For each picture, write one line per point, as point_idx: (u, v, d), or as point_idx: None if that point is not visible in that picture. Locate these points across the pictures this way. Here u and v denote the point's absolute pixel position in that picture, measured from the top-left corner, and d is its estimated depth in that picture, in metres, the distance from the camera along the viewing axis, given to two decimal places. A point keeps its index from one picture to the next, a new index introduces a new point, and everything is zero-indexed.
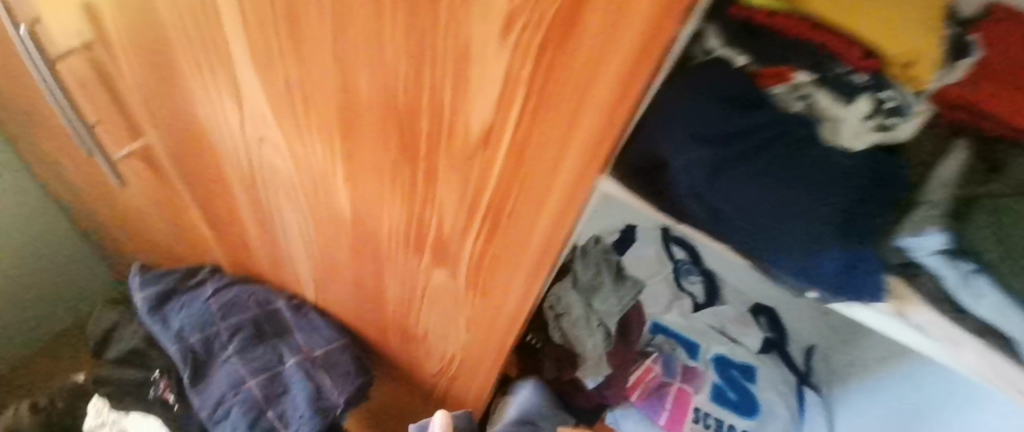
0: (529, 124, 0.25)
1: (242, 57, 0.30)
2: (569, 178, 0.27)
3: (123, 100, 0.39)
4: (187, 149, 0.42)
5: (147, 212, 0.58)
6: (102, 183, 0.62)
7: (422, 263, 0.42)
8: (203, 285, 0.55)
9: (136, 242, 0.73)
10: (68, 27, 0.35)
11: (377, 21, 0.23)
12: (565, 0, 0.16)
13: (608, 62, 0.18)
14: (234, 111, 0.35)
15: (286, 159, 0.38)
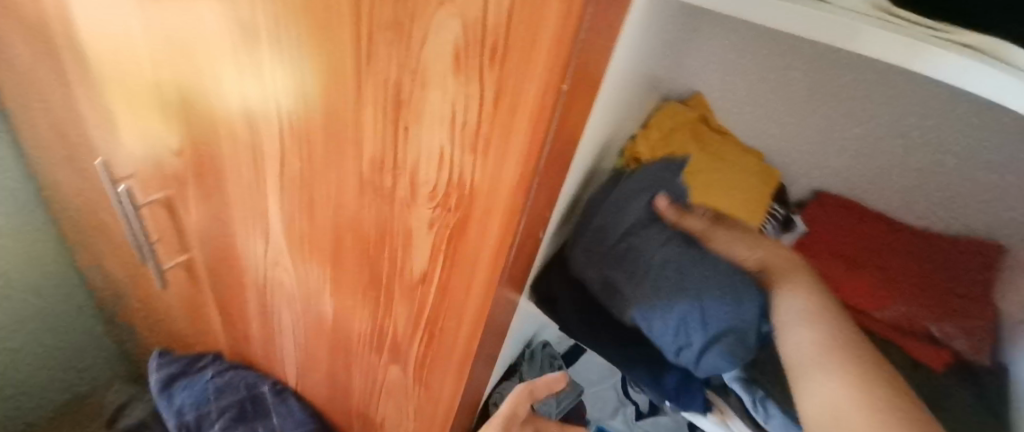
0: (448, 269, 0.40)
1: (275, 213, 0.47)
2: (475, 304, 0.41)
3: (184, 228, 0.56)
4: (221, 263, 0.57)
5: (171, 305, 0.72)
6: (136, 280, 0.77)
7: (381, 360, 0.54)
8: (207, 369, 0.69)
9: (151, 329, 0.85)
10: (160, 185, 0.53)
11: (364, 205, 0.41)
12: (465, 205, 0.34)
13: (488, 237, 0.35)
14: (261, 243, 0.51)
15: (291, 276, 0.53)
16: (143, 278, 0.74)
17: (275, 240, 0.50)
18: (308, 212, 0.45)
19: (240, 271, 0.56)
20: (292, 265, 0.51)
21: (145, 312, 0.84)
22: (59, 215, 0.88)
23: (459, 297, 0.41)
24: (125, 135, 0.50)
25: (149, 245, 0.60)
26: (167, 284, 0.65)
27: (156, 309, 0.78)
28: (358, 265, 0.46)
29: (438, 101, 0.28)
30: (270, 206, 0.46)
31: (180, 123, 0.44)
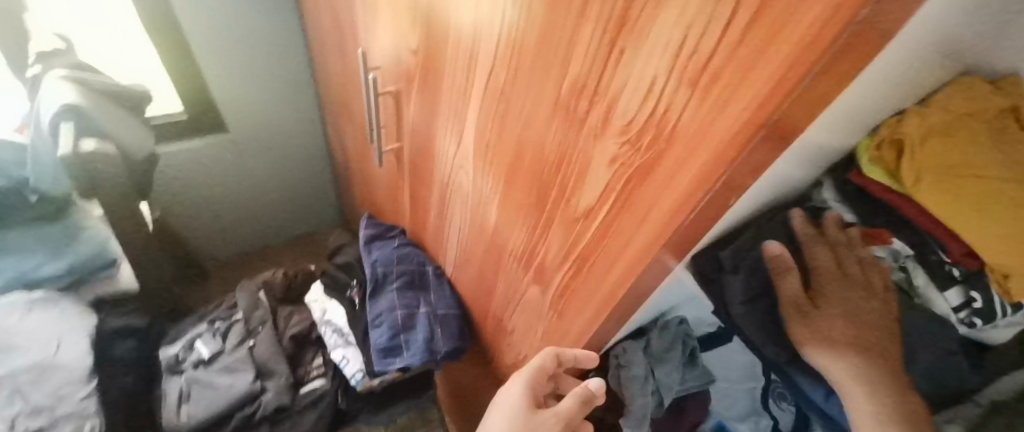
0: (616, 212, 0.38)
1: (472, 121, 0.51)
2: (630, 259, 0.38)
3: (403, 120, 0.67)
4: (421, 156, 0.67)
5: (381, 183, 0.89)
6: (363, 156, 0.97)
7: (525, 279, 0.58)
8: (394, 239, 0.84)
9: (365, 198, 1.09)
10: (395, 78, 0.62)
11: (551, 126, 0.41)
12: (657, 152, 0.30)
13: (670, 194, 0.31)
14: (453, 146, 0.57)
15: (470, 182, 0.58)
16: (367, 157, 0.93)
17: (466, 143, 0.55)
18: (499, 126, 0.47)
19: (433, 166, 0.65)
20: (474, 170, 0.56)
21: (364, 183, 1.06)
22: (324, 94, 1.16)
23: (619, 244, 0.39)
24: (379, 33, 0.60)
25: (377, 129, 0.74)
26: (381, 163, 0.80)
27: (372, 182, 0.99)
28: (529, 185, 0.48)
29: (672, 19, 0.24)
30: (470, 112, 0.51)
31: (419, 24, 0.50)
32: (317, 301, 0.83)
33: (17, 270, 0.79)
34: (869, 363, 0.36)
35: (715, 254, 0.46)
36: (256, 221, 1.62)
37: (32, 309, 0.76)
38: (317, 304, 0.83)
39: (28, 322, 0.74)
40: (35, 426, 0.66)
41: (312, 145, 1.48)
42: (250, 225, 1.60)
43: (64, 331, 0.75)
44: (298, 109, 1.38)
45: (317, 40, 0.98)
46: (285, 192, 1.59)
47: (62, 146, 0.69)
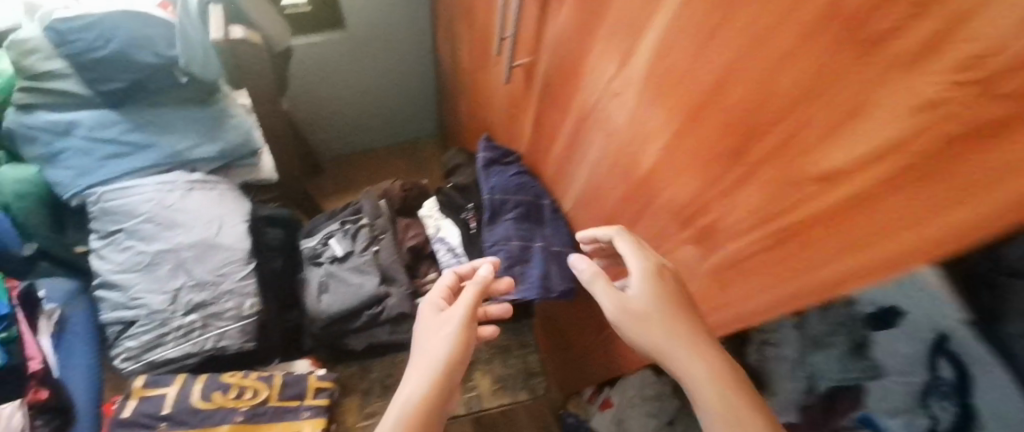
0: (855, 203, 0.24)
1: (655, 30, 0.39)
2: (849, 265, 0.25)
3: (546, 28, 0.56)
4: (563, 73, 0.57)
5: (503, 103, 0.82)
6: (484, 69, 0.89)
7: (678, 237, 0.47)
8: (510, 166, 0.78)
9: (480, 119, 1.04)
10: None
11: (790, 52, 0.26)
12: (969, 127, 0.16)
13: (966, 207, 0.17)
14: (614, 63, 0.47)
15: (625, 111, 0.48)
16: (491, 73, 0.86)
17: (637, 59, 0.43)
18: (700, 43, 0.35)
19: (575, 86, 0.55)
20: (637, 99, 0.45)
21: (479, 99, 1.00)
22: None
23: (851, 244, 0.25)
24: None
25: (511, 37, 0.64)
26: (509, 80, 0.72)
27: (489, 100, 0.92)
28: (725, 125, 0.35)
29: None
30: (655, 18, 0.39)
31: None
32: (431, 218, 0.81)
33: (174, 149, 0.80)
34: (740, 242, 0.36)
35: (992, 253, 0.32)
36: (365, 126, 1.65)
37: (193, 188, 0.80)
38: (431, 220, 0.81)
39: (191, 200, 0.78)
40: (202, 298, 0.73)
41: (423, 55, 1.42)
42: (358, 131, 1.65)
43: (224, 214, 0.79)
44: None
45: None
46: (393, 99, 1.58)
47: None
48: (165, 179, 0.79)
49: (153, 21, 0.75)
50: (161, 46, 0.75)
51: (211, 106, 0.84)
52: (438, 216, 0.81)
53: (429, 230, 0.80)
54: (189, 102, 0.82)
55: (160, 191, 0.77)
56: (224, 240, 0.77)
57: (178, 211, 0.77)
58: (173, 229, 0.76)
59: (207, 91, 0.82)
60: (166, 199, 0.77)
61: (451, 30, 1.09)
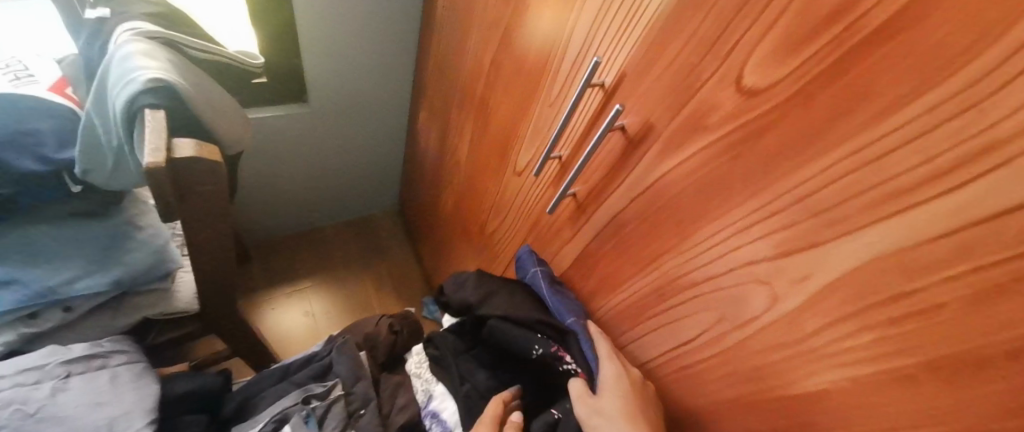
0: None
1: (860, 227, 0.27)
2: None
3: (626, 167, 0.45)
4: (646, 224, 0.45)
5: (526, 224, 0.69)
6: (496, 176, 0.76)
7: None
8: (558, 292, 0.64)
9: (481, 228, 0.89)
10: (646, 108, 0.41)
11: None
12: None
13: None
14: (751, 241, 0.35)
15: (762, 303, 0.35)
16: (506, 187, 0.73)
17: (818, 262, 0.30)
18: (955, 269, 0.23)
19: (667, 249, 0.43)
20: (800, 304, 0.33)
21: (480, 203, 0.86)
22: (439, 86, 0.94)
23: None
24: (648, 42, 0.39)
25: (568, 164, 0.52)
26: (552, 210, 0.58)
27: (500, 211, 0.78)
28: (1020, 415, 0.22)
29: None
30: (862, 214, 0.27)
31: (815, 49, 0.26)
32: (421, 378, 0.62)
33: (45, 285, 0.58)
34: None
35: None
36: (317, 205, 1.42)
37: (71, 376, 0.51)
38: (422, 383, 0.62)
39: (68, 399, 0.50)
40: None
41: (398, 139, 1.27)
42: (310, 212, 1.42)
43: (116, 415, 0.50)
44: (396, 93, 1.17)
45: (461, 20, 0.76)
46: (355, 179, 1.39)
47: (145, 151, 0.41)
48: (30, 370, 0.49)
49: (44, 111, 0.58)
50: (48, 146, 0.56)
51: (108, 221, 0.65)
52: (428, 374, 0.62)
53: (420, 399, 0.61)
54: (74, 220, 0.62)
55: (18, 393, 0.47)
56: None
57: (45, 420, 0.48)
58: None
59: (105, 204, 0.65)
60: (25, 404, 0.47)
61: (443, 121, 0.96)
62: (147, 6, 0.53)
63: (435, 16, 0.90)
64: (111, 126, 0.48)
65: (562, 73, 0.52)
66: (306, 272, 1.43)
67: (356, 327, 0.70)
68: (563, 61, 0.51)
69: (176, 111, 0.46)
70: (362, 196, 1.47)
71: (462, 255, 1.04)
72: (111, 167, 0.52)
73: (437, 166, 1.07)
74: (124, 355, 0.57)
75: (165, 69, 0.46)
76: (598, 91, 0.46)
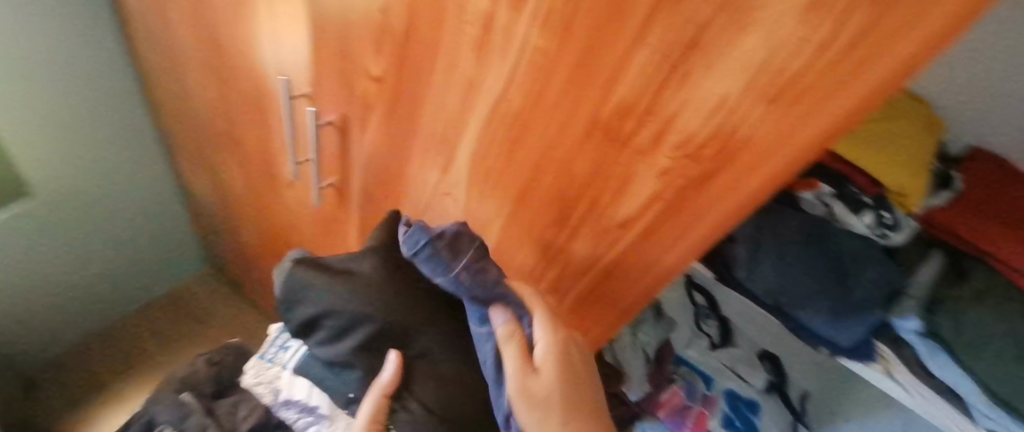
0: (667, 214, 0.39)
1: (467, 146, 0.46)
2: (687, 244, 0.41)
3: (348, 151, 0.58)
4: (378, 187, 0.59)
5: (308, 222, 0.78)
6: (271, 193, 0.82)
7: (540, 286, 0.58)
8: None
9: (280, 244, 0.93)
10: (336, 105, 0.54)
11: (572, 136, 0.39)
12: (729, 155, 0.31)
13: (744, 183, 0.32)
14: (437, 174, 0.52)
15: (460, 208, 0.54)
16: (282, 198, 0.80)
17: (462, 172, 0.49)
18: (505, 150, 0.44)
19: (400, 199, 0.58)
20: (470, 200, 0.52)
21: (275, 225, 0.89)
22: (183, 128, 0.92)
23: (662, 240, 0.42)
24: (313, 57, 0.51)
25: (311, 163, 0.63)
26: (317, 203, 0.69)
27: (288, 221, 0.84)
28: (554, 205, 0.46)
29: (755, 45, 0.23)
30: (464, 140, 0.46)
31: (389, 46, 0.43)
32: (263, 382, 0.66)
33: None
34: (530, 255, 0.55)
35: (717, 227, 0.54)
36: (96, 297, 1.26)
37: None
38: (265, 387, 0.66)
39: None
40: None
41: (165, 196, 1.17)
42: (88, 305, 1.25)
43: None
44: (129, 152, 1.08)
45: (173, 61, 0.77)
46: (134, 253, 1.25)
47: None
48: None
49: None
50: None
51: None
52: (270, 375, 0.66)
53: (267, 400, 0.65)
54: None
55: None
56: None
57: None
58: None
59: None
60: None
61: (203, 160, 0.95)
62: None
63: (145, 60, 0.87)
64: None
65: (275, 91, 0.61)
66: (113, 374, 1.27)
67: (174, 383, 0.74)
68: (270, 81, 0.61)
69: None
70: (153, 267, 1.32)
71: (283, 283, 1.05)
72: None
73: (218, 205, 1.05)
74: None
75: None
76: (303, 99, 0.58)
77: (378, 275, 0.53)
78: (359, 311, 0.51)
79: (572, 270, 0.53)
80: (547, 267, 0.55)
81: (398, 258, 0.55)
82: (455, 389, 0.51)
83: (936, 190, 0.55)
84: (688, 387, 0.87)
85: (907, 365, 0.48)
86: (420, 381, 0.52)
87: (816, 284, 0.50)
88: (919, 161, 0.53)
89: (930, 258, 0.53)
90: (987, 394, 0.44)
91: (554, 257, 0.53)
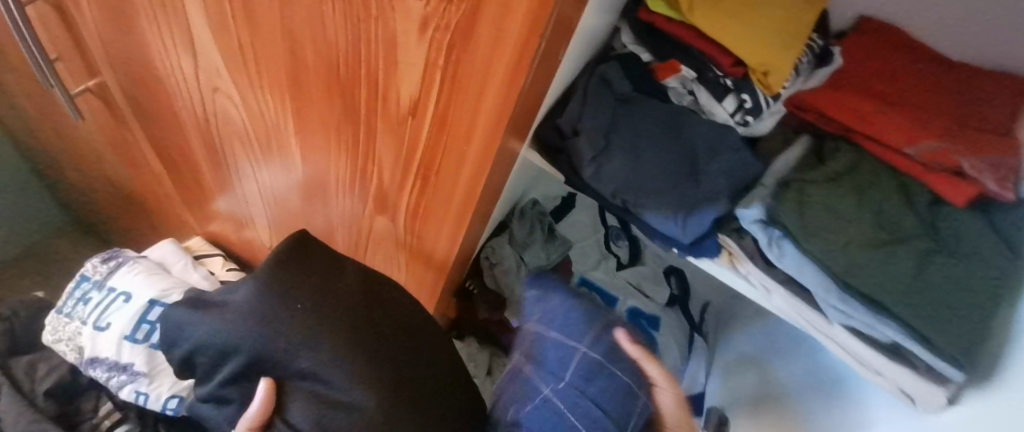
0: (448, 93, 0.31)
1: (198, 15, 0.34)
2: (483, 138, 0.33)
3: (81, 40, 0.43)
4: (143, 89, 0.46)
5: (102, 147, 0.62)
6: (57, 116, 0.65)
7: (366, 211, 0.49)
8: (117, 268, 0.59)
9: (99, 178, 0.77)
10: None
11: None
12: None
13: (507, 35, 0.24)
14: (191, 64, 0.39)
15: (241, 110, 0.42)
16: (66, 119, 0.63)
17: (213, 57, 0.37)
18: (242, 17, 0.32)
19: (173, 104, 0.45)
20: (243, 95, 0.40)
21: (85, 157, 0.72)
22: None
23: (463, 131, 0.33)
24: None
25: (49, 62, 0.47)
26: (81, 117, 0.53)
27: (90, 150, 0.68)
28: (333, 95, 0.36)
29: None
30: (189, 5, 0.33)
31: None
32: (63, 339, 0.57)
33: None
34: (340, 173, 0.45)
35: (559, 122, 0.44)
36: None
37: None
38: (67, 344, 0.56)
39: None
40: None
41: None
42: None
43: None
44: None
45: None
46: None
47: None
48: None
49: None
50: None
51: None
52: (71, 330, 0.57)
53: (72, 358, 0.56)
54: None
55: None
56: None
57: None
58: None
59: None
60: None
61: None
62: None
63: None
64: None
65: None
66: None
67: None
68: None
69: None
70: None
71: (128, 229, 0.90)
72: None
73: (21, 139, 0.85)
74: None
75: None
76: None
77: (250, 293, 0.37)
78: (225, 343, 0.36)
79: (387, 188, 0.44)
80: (363, 186, 0.45)
81: (295, 273, 0.39)
82: (343, 426, 0.33)
83: (816, 65, 0.50)
84: None
85: (751, 259, 0.43)
86: (296, 401, 0.35)
87: (663, 176, 0.43)
88: (795, 24, 0.44)
89: (795, 142, 0.49)
90: (830, 279, 0.39)
91: (363, 172, 0.43)
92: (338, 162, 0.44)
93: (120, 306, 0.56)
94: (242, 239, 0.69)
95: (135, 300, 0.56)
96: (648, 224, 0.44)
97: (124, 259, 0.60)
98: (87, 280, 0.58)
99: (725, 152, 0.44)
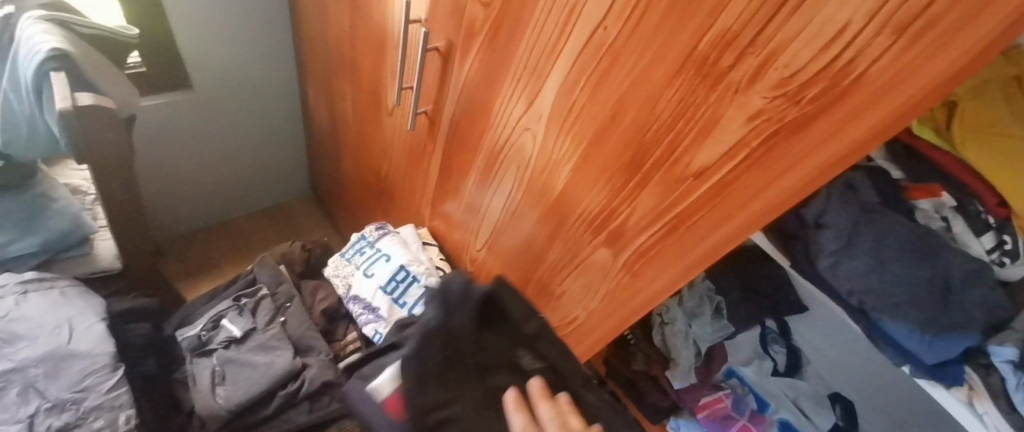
0: (743, 169, 0.37)
1: (558, 77, 0.49)
2: (755, 213, 0.38)
3: (451, 79, 0.65)
4: (469, 116, 0.65)
5: (398, 147, 0.87)
6: (375, 123, 0.91)
7: (594, 242, 0.58)
8: (383, 237, 0.80)
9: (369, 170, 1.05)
10: (447, 33, 0.61)
11: (661, 71, 0.39)
12: (829, 98, 0.29)
13: (839, 137, 0.30)
14: (523, 107, 0.56)
15: (536, 144, 0.57)
16: (379, 126, 0.90)
17: (544, 103, 0.53)
18: (591, 85, 0.46)
19: (486, 129, 0.63)
20: (547, 133, 0.55)
21: (371, 154, 0.99)
22: (315, 54, 1.06)
23: (743, 200, 0.39)
24: None
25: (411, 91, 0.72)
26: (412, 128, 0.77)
27: (381, 148, 0.93)
28: (626, 146, 0.46)
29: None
30: (555, 70, 0.49)
31: None
32: (340, 276, 0.81)
33: None
34: (592, 206, 0.55)
35: (803, 212, 0.53)
36: (223, 185, 1.42)
37: (28, 292, 0.75)
38: (340, 280, 0.81)
39: (28, 307, 0.73)
40: (64, 421, 0.66)
41: (289, 117, 1.39)
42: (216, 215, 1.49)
43: (62, 286, 0.79)
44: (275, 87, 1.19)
45: None
46: (249, 179, 1.46)
47: (57, 100, 0.62)
48: (23, 337, 0.70)
49: None
50: None
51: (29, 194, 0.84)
52: (346, 272, 0.81)
53: (340, 291, 0.80)
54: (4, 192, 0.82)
55: None
56: (201, 408, 0.74)
57: (20, 343, 0.69)
58: (14, 344, 0.69)
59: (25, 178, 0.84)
60: None
61: (327, 91, 1.08)
62: (38, 26, 0.68)
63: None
64: (23, 99, 0.70)
65: (393, 35, 0.70)
66: (241, 259, 1.45)
67: (291, 259, 0.97)
68: (390, 18, 0.69)
69: (10, 134, 0.75)
70: (259, 190, 1.51)
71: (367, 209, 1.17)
72: (27, 134, 0.74)
73: (325, 130, 1.20)
74: (67, 281, 0.81)
75: (1, 101, 0.72)
76: (418, 25, 0.66)
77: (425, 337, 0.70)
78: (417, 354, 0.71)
79: (629, 227, 0.52)
80: (606, 222, 0.55)
81: None
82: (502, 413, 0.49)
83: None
84: (736, 398, 0.79)
85: (988, 395, 0.43)
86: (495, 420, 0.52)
87: (909, 288, 0.46)
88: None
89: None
90: None
91: (612, 210, 0.53)
92: (595, 198, 0.54)
93: (382, 263, 0.76)
94: (457, 240, 0.85)
95: (392, 261, 0.76)
96: (883, 334, 0.48)
97: (389, 230, 0.81)
98: (366, 239, 0.81)
99: (981, 283, 0.44)
